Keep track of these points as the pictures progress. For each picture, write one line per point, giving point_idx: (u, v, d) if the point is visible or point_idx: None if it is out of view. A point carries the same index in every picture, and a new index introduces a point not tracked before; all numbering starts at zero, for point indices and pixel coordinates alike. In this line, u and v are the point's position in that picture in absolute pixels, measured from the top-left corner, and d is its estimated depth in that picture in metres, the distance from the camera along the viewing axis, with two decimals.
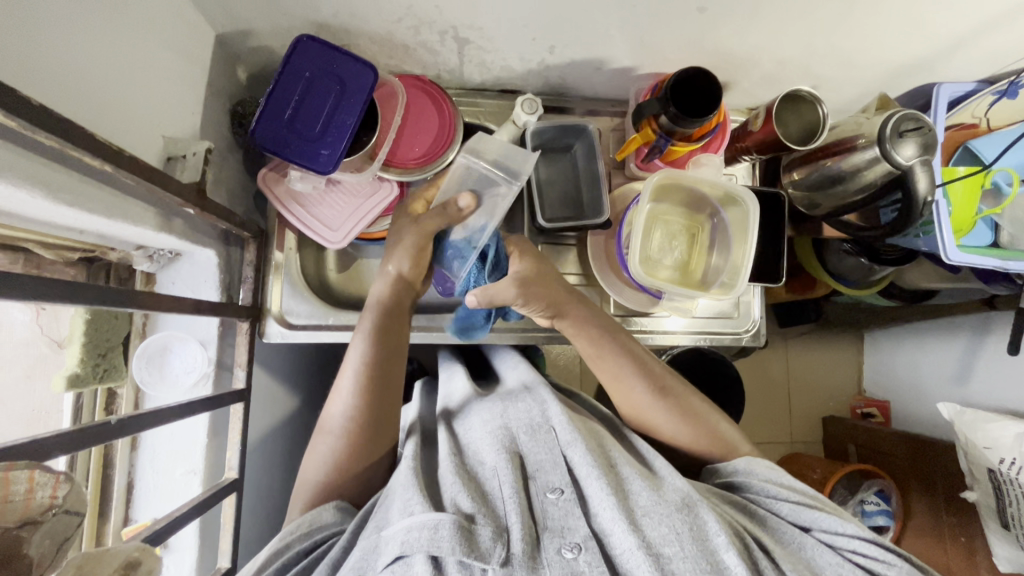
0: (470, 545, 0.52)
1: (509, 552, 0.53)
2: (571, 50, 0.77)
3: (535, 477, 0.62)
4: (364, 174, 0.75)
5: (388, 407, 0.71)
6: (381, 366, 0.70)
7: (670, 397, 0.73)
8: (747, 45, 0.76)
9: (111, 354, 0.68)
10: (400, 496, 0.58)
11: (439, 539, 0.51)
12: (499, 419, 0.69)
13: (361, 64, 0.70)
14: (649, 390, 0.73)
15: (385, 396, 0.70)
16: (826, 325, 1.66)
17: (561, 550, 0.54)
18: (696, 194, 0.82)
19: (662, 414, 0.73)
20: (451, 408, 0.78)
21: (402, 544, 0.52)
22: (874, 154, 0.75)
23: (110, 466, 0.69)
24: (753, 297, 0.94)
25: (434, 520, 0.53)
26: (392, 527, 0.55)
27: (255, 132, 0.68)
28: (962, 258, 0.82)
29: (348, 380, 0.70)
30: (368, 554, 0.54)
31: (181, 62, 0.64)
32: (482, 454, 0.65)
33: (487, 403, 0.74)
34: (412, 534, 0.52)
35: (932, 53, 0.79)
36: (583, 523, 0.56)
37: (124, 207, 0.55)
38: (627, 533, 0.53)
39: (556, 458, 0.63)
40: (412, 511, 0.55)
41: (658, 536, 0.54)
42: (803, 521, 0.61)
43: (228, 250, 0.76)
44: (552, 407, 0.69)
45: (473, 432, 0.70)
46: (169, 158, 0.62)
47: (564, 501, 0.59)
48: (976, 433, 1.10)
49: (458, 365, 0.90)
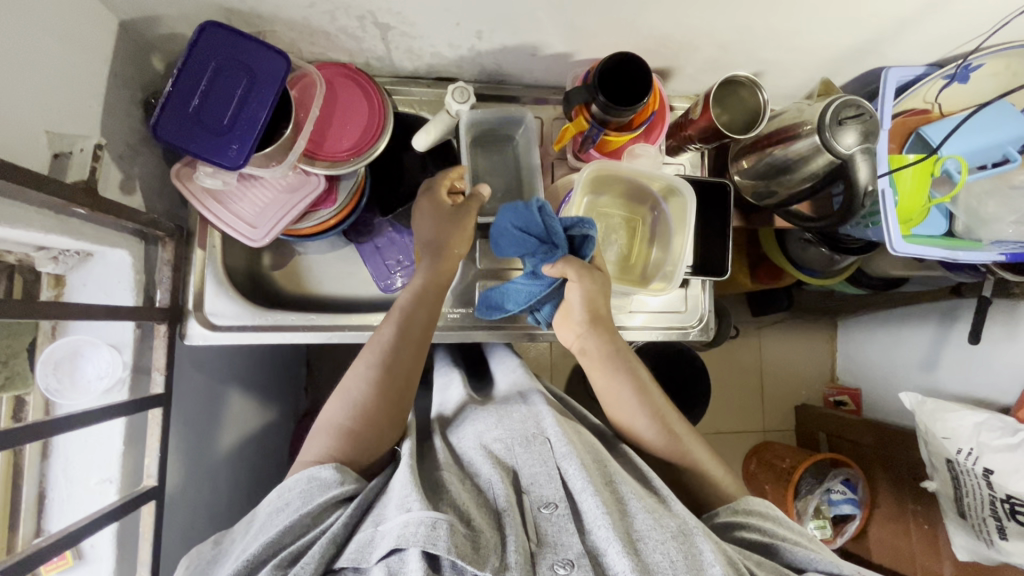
0: (468, 550, 0.54)
1: (503, 561, 0.55)
2: (501, 35, 0.74)
3: (529, 491, 0.62)
4: (282, 167, 0.71)
5: (399, 399, 0.69)
6: (411, 346, 0.71)
7: (672, 431, 0.73)
8: (685, 29, 0.73)
9: (14, 361, 0.63)
10: (397, 493, 0.60)
11: (435, 538, 0.53)
12: (494, 431, 0.69)
13: (272, 52, 0.66)
14: (635, 396, 0.73)
15: (397, 386, 0.69)
16: (798, 314, 1.64)
17: (555, 566, 0.55)
18: (636, 186, 0.79)
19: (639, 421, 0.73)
20: (446, 417, 0.78)
21: (398, 539, 0.54)
22: (816, 142, 0.73)
23: (19, 475, 0.65)
24: (703, 290, 0.92)
25: (431, 517, 0.55)
26: (390, 522, 0.56)
27: (157, 125, 0.64)
28: (907, 250, 0.79)
29: (374, 353, 0.70)
30: (363, 547, 0.56)
31: (73, 51, 0.60)
32: (477, 464, 0.66)
33: (482, 413, 0.74)
34: (409, 529, 0.54)
35: (878, 36, 0.76)
36: (576, 540, 0.57)
37: (0, 208, 0.52)
38: (621, 555, 0.54)
39: (551, 471, 0.63)
40: (410, 507, 0.56)
41: (653, 562, 0.55)
42: (799, 562, 0.62)
43: (146, 249, 0.73)
44: (548, 420, 0.69)
45: (466, 441, 0.70)
46: (56, 155, 0.58)
47: (558, 516, 0.59)
48: (935, 423, 1.08)
49: (455, 370, 0.89)
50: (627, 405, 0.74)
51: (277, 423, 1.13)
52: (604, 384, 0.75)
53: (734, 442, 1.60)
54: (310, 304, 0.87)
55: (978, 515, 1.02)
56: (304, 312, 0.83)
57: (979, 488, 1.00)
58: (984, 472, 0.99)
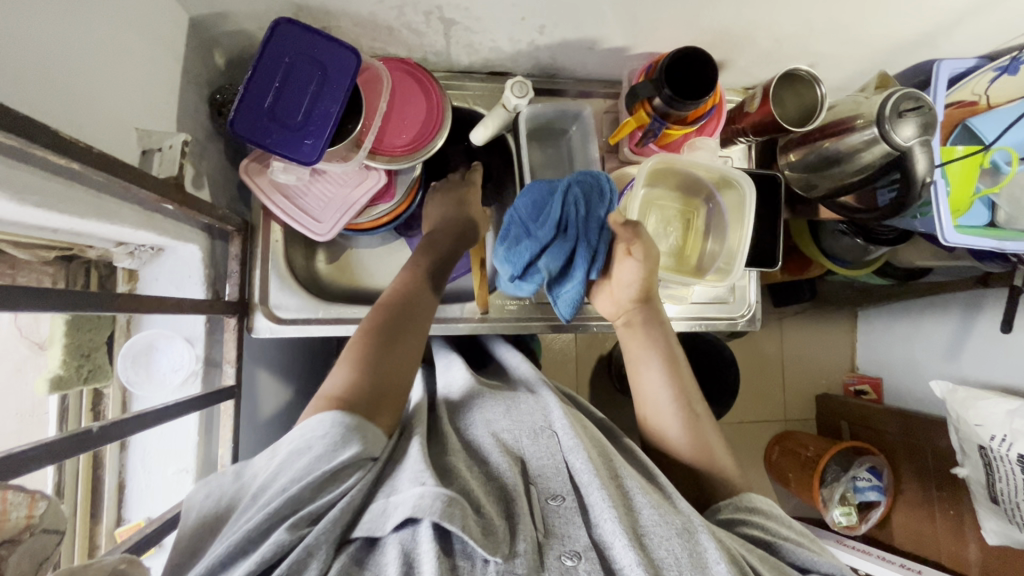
0: (480, 535, 0.51)
1: (512, 549, 0.52)
2: (563, 30, 0.75)
3: (537, 482, 0.60)
4: (350, 163, 0.73)
5: (402, 329, 0.70)
6: (363, 384, 0.63)
7: (697, 422, 0.72)
8: (744, 22, 0.74)
9: (95, 354, 0.66)
10: (409, 467, 0.57)
11: (452, 518, 0.50)
12: (503, 420, 0.68)
13: (344, 48, 0.67)
14: (665, 369, 0.74)
15: (400, 320, 0.70)
16: (822, 304, 1.65)
17: (561, 556, 0.53)
18: (691, 179, 0.80)
19: (662, 397, 0.73)
20: (452, 399, 0.77)
21: (413, 508, 0.50)
22: (873, 134, 0.74)
23: (100, 467, 0.68)
24: (748, 281, 0.93)
25: (447, 497, 0.51)
26: (402, 493, 0.52)
27: (234, 122, 0.65)
28: (959, 239, 0.81)
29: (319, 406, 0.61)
30: (377, 517, 0.52)
31: (155, 48, 0.61)
32: (486, 453, 0.64)
33: (491, 399, 0.73)
34: (425, 500, 0.51)
35: (933, 28, 0.77)
36: (583, 533, 0.55)
37: (99, 205, 0.53)
38: (627, 549, 0.52)
39: (558, 464, 0.61)
40: (425, 481, 0.53)
41: (660, 557, 0.53)
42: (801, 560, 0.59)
43: (212, 243, 0.74)
44: (556, 413, 0.68)
45: (477, 427, 0.68)
46: (145, 152, 0.59)
47: (565, 508, 0.57)
48: (967, 411, 1.10)
49: (455, 354, 0.89)
50: (661, 401, 0.73)
51: None
52: (638, 356, 0.76)
53: (758, 431, 1.62)
54: (359, 295, 0.87)
55: (1011, 500, 1.03)
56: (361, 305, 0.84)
57: (1013, 473, 1.01)
58: (1018, 458, 0.99)
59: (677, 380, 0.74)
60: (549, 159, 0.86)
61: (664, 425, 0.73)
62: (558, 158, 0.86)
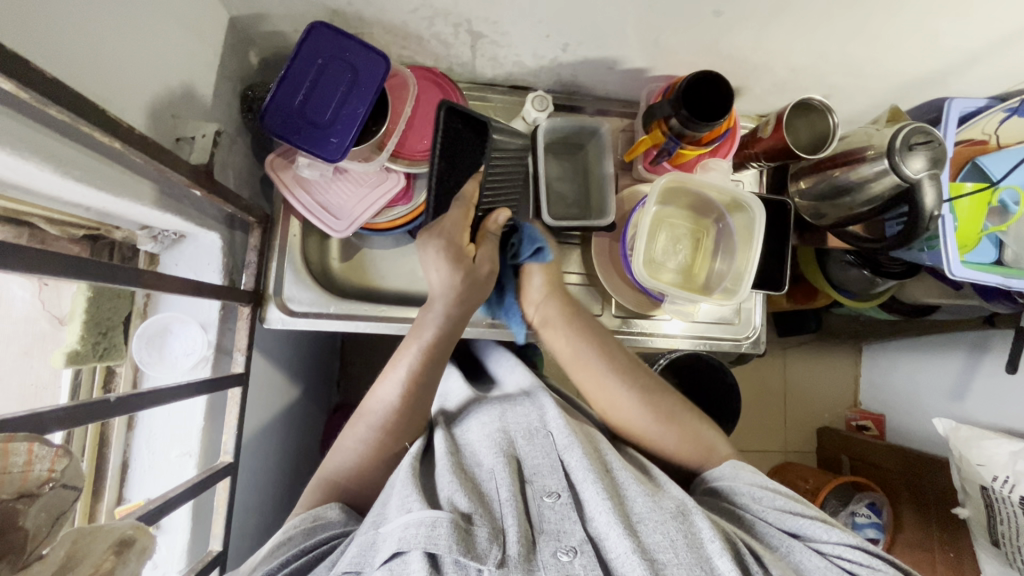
0: (468, 545, 0.51)
1: (505, 554, 0.52)
2: (585, 49, 0.77)
3: (532, 481, 0.61)
4: (372, 164, 0.75)
5: (418, 416, 0.70)
6: (405, 414, 0.69)
7: (674, 419, 0.73)
8: (762, 52, 0.76)
9: (112, 334, 0.68)
10: (398, 494, 0.58)
11: (437, 538, 0.50)
12: (498, 421, 0.70)
13: (373, 53, 0.70)
14: (620, 383, 0.75)
15: (420, 409, 0.70)
16: (827, 336, 1.65)
17: (557, 553, 0.53)
18: (703, 199, 0.82)
19: (609, 388, 0.75)
20: (450, 413, 0.77)
21: (400, 541, 0.51)
22: (883, 166, 0.75)
23: (106, 444, 0.69)
24: (754, 303, 0.94)
25: (432, 517, 0.52)
26: (391, 523, 0.54)
27: (264, 116, 0.68)
28: (966, 273, 0.81)
29: (371, 423, 0.68)
30: (366, 550, 0.53)
31: (195, 42, 0.64)
32: (479, 457, 0.64)
33: (487, 408, 0.74)
34: (410, 530, 0.51)
35: (946, 66, 0.79)
36: (579, 527, 0.56)
37: (131, 184, 0.55)
38: (622, 537, 0.53)
39: (553, 463, 0.62)
40: (411, 508, 0.54)
41: (653, 543, 0.53)
42: (789, 526, 0.59)
43: (233, 233, 0.76)
44: (552, 412, 0.69)
45: (471, 433, 0.69)
46: (177, 140, 0.62)
47: (560, 505, 0.58)
48: (970, 450, 1.08)
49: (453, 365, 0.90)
50: (629, 412, 0.74)
51: (318, 414, 1.15)
52: (594, 377, 0.77)
53: (758, 460, 1.60)
54: (372, 296, 0.88)
55: (1012, 543, 1.01)
56: (372, 304, 0.85)
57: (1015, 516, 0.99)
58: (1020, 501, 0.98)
59: (619, 369, 0.76)
60: (565, 171, 0.88)
61: (631, 419, 0.74)
62: (574, 172, 0.88)
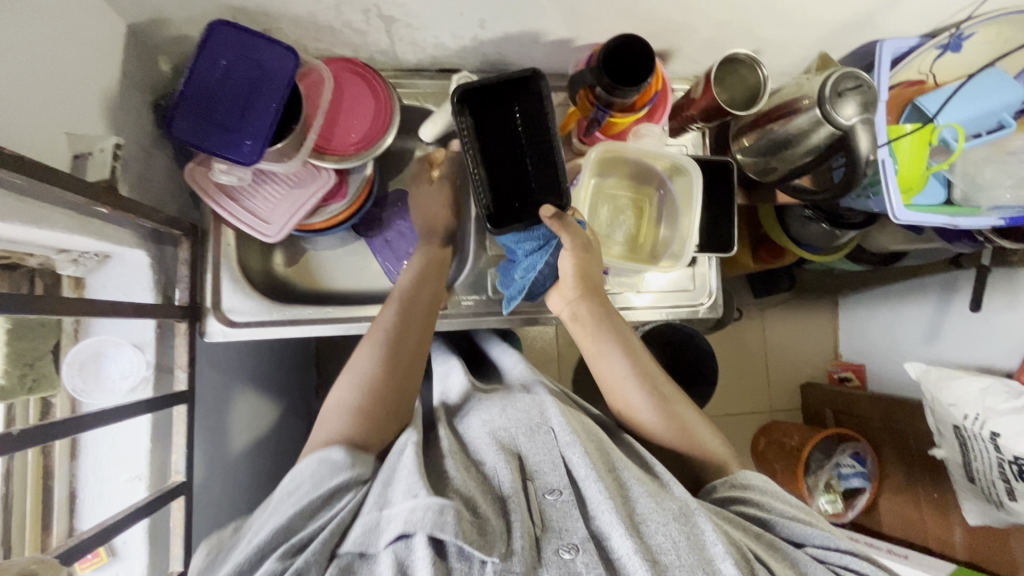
0: (475, 537, 0.52)
1: (510, 549, 0.52)
2: (504, 24, 0.75)
3: (535, 478, 0.60)
4: (293, 162, 0.72)
5: (411, 380, 0.71)
6: (389, 385, 0.68)
7: (666, 404, 0.71)
8: (683, 11, 0.75)
9: (39, 363, 0.63)
10: (403, 478, 0.57)
11: (444, 524, 0.51)
12: (501, 419, 0.66)
13: (280, 48, 0.67)
14: (624, 359, 0.73)
15: (407, 381, 0.70)
16: (802, 293, 1.65)
17: (559, 551, 0.53)
18: (642, 167, 0.80)
19: (613, 359, 0.73)
20: (451, 405, 0.75)
21: (406, 524, 0.51)
22: (817, 116, 0.74)
23: (49, 477, 0.65)
24: (708, 268, 0.93)
25: (438, 504, 0.52)
26: (396, 506, 0.54)
27: (171, 125, 0.66)
28: (911, 216, 0.80)
29: (337, 416, 0.65)
30: (371, 530, 0.53)
31: (89, 55, 0.61)
32: (481, 453, 0.63)
33: (488, 399, 0.72)
34: (417, 514, 0.51)
35: (873, 9, 0.78)
36: (581, 525, 0.55)
37: (22, 208, 0.53)
38: (626, 538, 0.52)
39: (555, 460, 0.60)
40: (417, 493, 0.54)
41: (656, 544, 0.53)
42: (796, 535, 0.60)
43: (162, 249, 0.74)
44: (553, 408, 0.66)
45: (473, 429, 0.67)
46: (76, 156, 0.60)
47: (562, 502, 0.57)
48: (940, 391, 1.07)
49: (455, 358, 0.85)
50: (631, 394, 0.72)
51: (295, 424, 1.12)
52: (597, 348, 0.74)
53: (744, 423, 1.61)
54: (320, 298, 0.87)
55: (987, 479, 1.01)
56: (322, 306, 0.84)
57: (987, 452, 0.99)
58: (991, 436, 0.98)
59: (629, 348, 0.74)
60: None
61: (631, 399, 0.72)
62: None
